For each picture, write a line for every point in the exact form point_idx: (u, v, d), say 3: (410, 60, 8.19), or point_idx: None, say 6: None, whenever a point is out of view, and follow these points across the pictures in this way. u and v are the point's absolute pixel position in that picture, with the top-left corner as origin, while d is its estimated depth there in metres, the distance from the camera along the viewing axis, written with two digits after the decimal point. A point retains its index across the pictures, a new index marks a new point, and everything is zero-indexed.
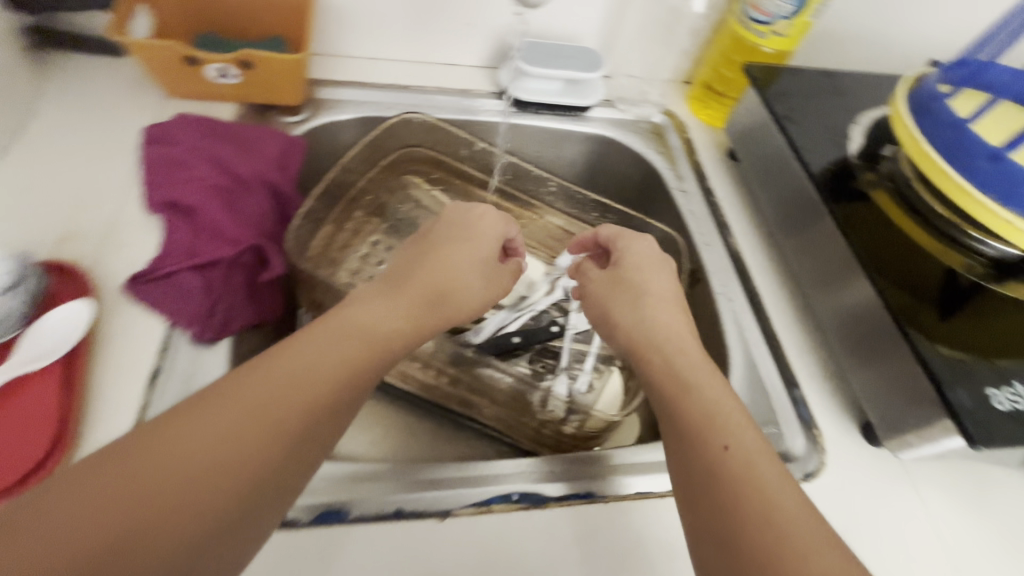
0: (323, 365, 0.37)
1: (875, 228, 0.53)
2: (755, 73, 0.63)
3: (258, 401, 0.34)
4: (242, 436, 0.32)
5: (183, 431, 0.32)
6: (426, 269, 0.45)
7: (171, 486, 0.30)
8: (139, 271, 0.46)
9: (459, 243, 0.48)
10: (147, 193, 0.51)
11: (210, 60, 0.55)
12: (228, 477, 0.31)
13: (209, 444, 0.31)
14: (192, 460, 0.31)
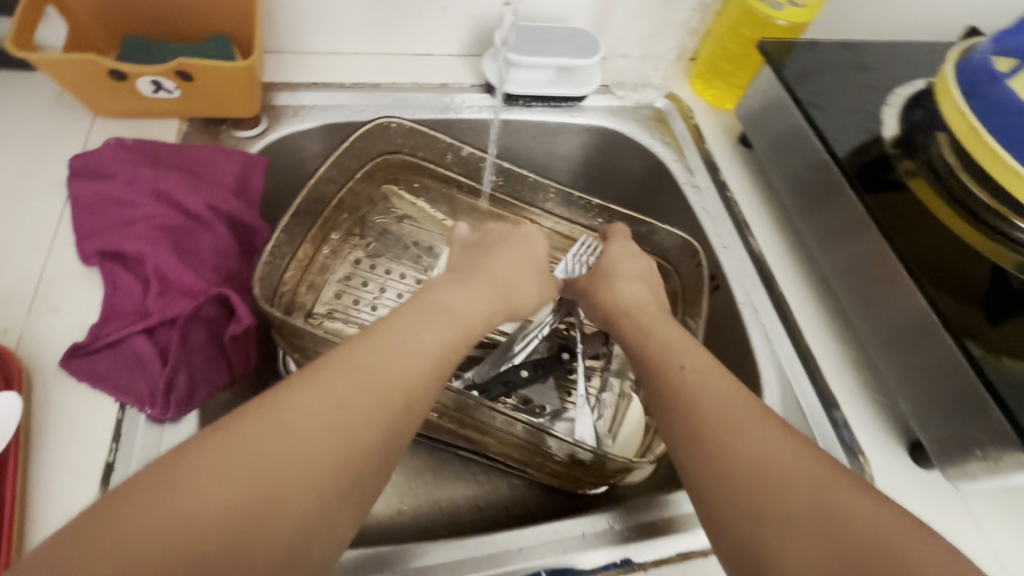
0: (419, 387, 0.34)
1: (918, 223, 0.47)
2: (772, 49, 0.56)
3: (353, 424, 0.31)
4: (307, 449, 0.29)
5: (279, 448, 0.29)
6: (487, 276, 0.43)
7: (260, 517, 0.27)
8: (78, 343, 0.39)
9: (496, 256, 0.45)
10: (81, 241, 0.43)
11: (140, 74, 0.46)
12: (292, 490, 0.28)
13: (306, 460, 0.29)
14: (284, 488, 0.28)
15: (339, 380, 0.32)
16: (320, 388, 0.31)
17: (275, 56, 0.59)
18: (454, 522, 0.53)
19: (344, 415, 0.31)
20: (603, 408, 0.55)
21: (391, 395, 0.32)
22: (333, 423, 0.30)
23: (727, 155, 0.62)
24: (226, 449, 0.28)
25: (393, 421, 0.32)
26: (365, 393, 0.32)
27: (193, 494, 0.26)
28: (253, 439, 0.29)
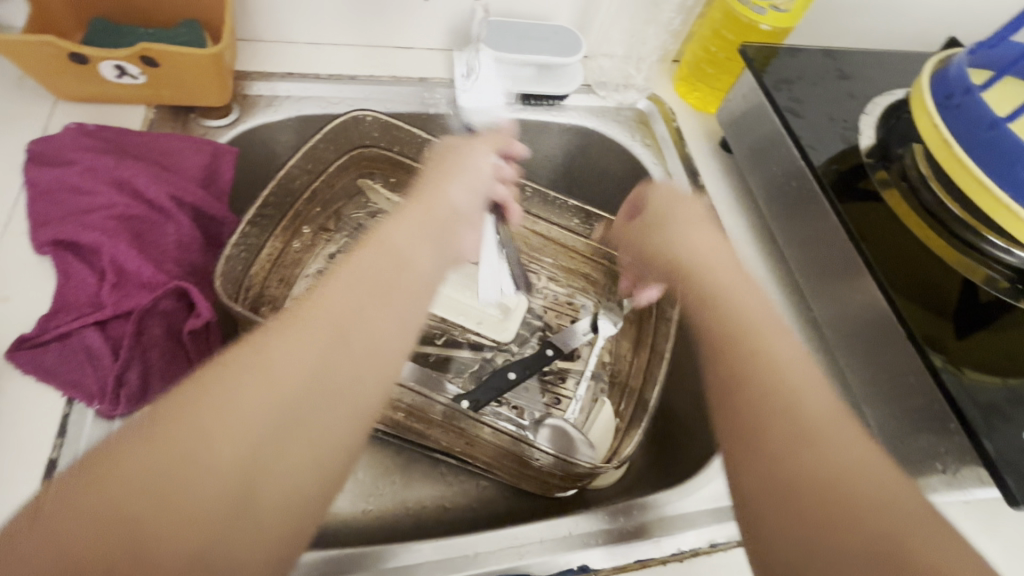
0: (360, 337, 0.28)
1: (890, 235, 0.47)
2: (754, 53, 0.55)
3: (282, 393, 0.25)
4: (208, 437, 0.23)
5: (189, 437, 0.23)
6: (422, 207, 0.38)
7: (156, 529, 0.21)
8: (25, 335, 0.38)
9: (431, 184, 0.41)
10: (35, 229, 0.42)
11: (103, 58, 0.45)
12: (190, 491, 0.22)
13: (211, 452, 0.23)
14: (202, 479, 0.23)
15: (259, 353, 0.26)
16: (238, 362, 0.26)
17: (250, 44, 0.58)
18: (421, 525, 0.53)
19: (270, 393, 0.25)
20: (574, 411, 0.55)
21: (326, 348, 0.27)
22: (257, 395, 0.25)
23: (707, 159, 0.62)
24: (118, 452, 0.22)
25: (333, 376, 0.27)
26: (293, 355, 0.26)
27: (78, 511, 0.21)
28: (149, 445, 0.22)
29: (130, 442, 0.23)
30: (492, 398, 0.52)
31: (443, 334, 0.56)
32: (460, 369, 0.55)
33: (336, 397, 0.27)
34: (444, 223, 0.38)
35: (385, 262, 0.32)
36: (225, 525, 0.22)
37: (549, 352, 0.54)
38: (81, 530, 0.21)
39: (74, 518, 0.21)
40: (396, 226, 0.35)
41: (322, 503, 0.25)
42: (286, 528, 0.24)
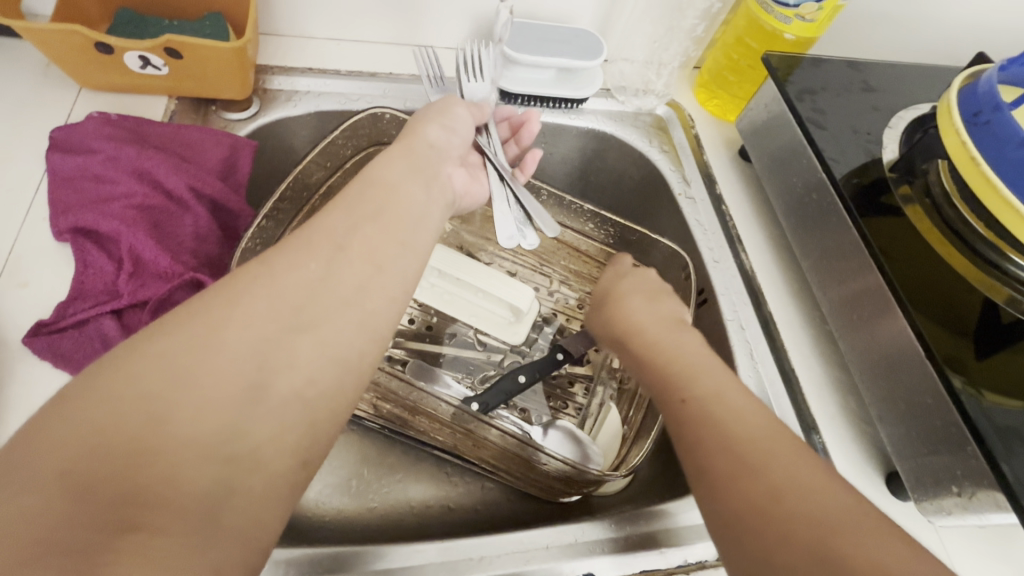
0: (356, 254, 0.33)
1: (911, 252, 0.46)
2: (777, 63, 0.55)
3: (286, 301, 0.30)
4: (219, 341, 0.27)
5: (206, 334, 0.27)
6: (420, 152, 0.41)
7: (169, 407, 0.25)
8: (43, 321, 0.38)
9: (418, 135, 0.43)
10: (55, 216, 0.42)
11: (128, 48, 0.45)
12: (200, 381, 0.26)
13: (219, 352, 0.27)
14: (221, 367, 0.27)
15: (265, 267, 0.31)
16: (248, 278, 0.30)
17: (272, 39, 0.58)
18: (425, 524, 0.53)
19: (273, 307, 0.29)
20: (583, 417, 0.55)
21: (326, 263, 0.32)
22: (268, 302, 0.29)
23: (725, 168, 0.62)
24: (138, 349, 0.26)
25: (334, 288, 0.31)
26: (297, 269, 0.31)
27: (117, 385, 0.25)
28: (169, 341, 0.27)
29: (163, 334, 0.27)
30: (500, 401, 0.52)
31: (452, 332, 0.56)
32: (468, 369, 0.55)
33: (339, 304, 0.31)
34: (428, 158, 0.42)
35: (375, 194, 0.36)
36: (249, 403, 0.27)
37: (559, 356, 0.54)
38: (115, 407, 0.24)
39: (113, 392, 0.25)
40: (385, 164, 0.39)
41: (336, 401, 0.30)
42: (304, 415, 0.28)
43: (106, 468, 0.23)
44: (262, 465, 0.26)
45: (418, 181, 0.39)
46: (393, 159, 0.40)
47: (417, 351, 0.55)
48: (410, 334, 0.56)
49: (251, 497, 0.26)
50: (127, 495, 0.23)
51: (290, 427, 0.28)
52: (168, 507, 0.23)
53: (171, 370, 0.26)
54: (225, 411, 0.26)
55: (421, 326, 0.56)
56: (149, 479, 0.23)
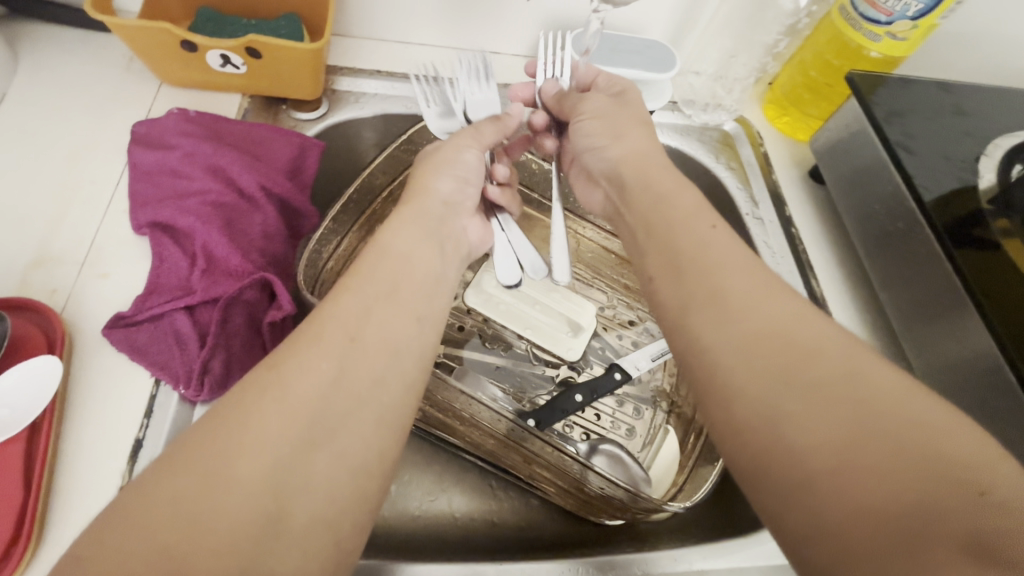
0: (370, 340, 0.32)
1: (1014, 290, 0.42)
2: (862, 81, 0.52)
3: (301, 409, 0.29)
4: (234, 468, 0.26)
5: (220, 461, 0.26)
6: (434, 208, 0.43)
7: (186, 549, 0.24)
8: (119, 315, 0.38)
9: (428, 186, 0.44)
10: (134, 209, 0.43)
11: (212, 46, 0.45)
12: (222, 512, 0.25)
13: (239, 474, 0.26)
14: (237, 500, 0.25)
15: (275, 374, 0.29)
16: (258, 393, 0.29)
17: (341, 40, 0.58)
18: (467, 537, 0.51)
19: (287, 414, 0.28)
20: (634, 439, 0.53)
21: (338, 364, 0.31)
22: (282, 418, 0.28)
23: (794, 188, 0.59)
24: (149, 492, 0.25)
25: (347, 391, 0.30)
26: (309, 373, 0.30)
27: (130, 539, 0.23)
28: (181, 474, 0.26)
29: (174, 473, 0.26)
30: (557, 420, 0.51)
31: (505, 344, 0.55)
32: (520, 382, 0.53)
33: (352, 410, 0.30)
34: (439, 218, 0.43)
35: (387, 271, 0.36)
36: (266, 540, 0.25)
37: (617, 376, 0.52)
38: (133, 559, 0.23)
39: (124, 549, 0.23)
40: (396, 230, 0.39)
41: (355, 473, 0.29)
42: (324, 539, 0.27)
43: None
44: None
45: (428, 249, 0.39)
46: (404, 224, 0.40)
47: (466, 360, 0.54)
48: (463, 342, 0.55)
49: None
50: None
51: (310, 557, 0.26)
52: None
53: (187, 512, 0.25)
54: (242, 554, 0.24)
55: (474, 334, 0.55)
56: None
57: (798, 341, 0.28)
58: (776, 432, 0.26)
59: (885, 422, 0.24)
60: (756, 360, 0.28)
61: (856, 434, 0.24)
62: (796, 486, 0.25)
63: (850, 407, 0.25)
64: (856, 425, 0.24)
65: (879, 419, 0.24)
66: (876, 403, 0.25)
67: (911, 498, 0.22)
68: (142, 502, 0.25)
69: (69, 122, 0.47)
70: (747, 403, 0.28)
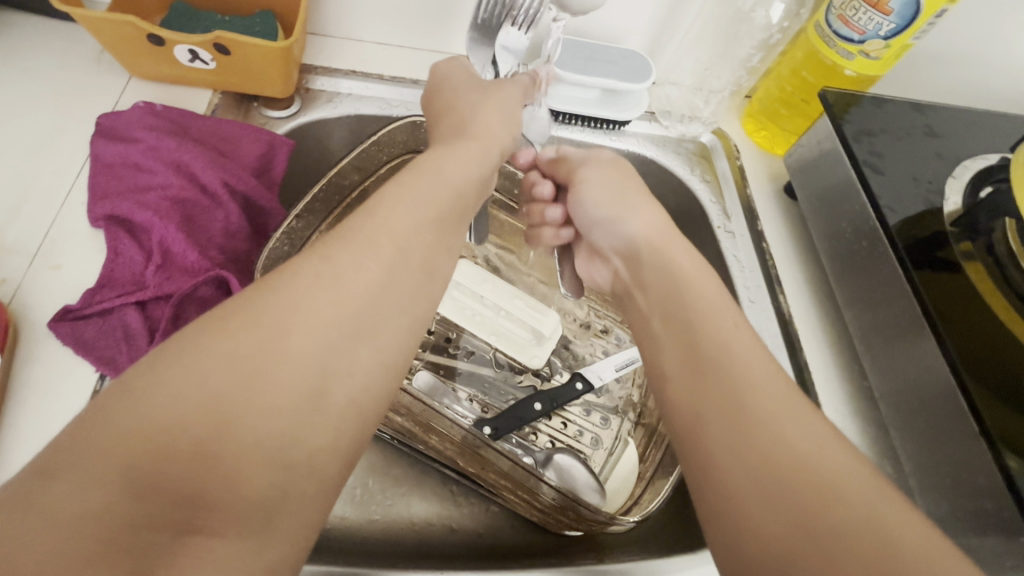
0: (411, 259, 0.30)
1: (970, 312, 0.43)
2: (835, 99, 0.52)
3: (354, 300, 0.27)
4: (286, 344, 0.25)
5: (273, 333, 0.25)
6: (475, 135, 0.41)
7: (232, 412, 0.23)
8: (66, 308, 0.38)
9: (475, 116, 0.43)
10: (92, 202, 0.43)
11: (179, 41, 0.45)
12: (267, 383, 0.24)
13: (292, 347, 0.25)
14: (288, 372, 0.25)
15: (328, 265, 0.28)
16: (308, 276, 0.27)
17: (318, 39, 0.58)
18: (424, 543, 0.50)
19: (338, 301, 0.27)
20: (596, 449, 0.53)
21: (388, 268, 0.29)
22: (331, 304, 0.27)
23: (767, 202, 0.59)
24: (195, 348, 0.24)
25: (393, 296, 0.29)
26: (363, 266, 0.28)
27: (181, 386, 0.23)
28: (231, 337, 0.24)
29: (224, 333, 0.25)
30: (516, 427, 0.50)
31: (470, 348, 0.55)
32: (483, 388, 0.53)
33: (394, 314, 0.29)
34: (487, 149, 0.41)
35: (438, 191, 0.34)
36: (312, 408, 0.25)
37: (579, 385, 0.53)
38: (176, 409, 0.22)
39: (174, 396, 0.22)
40: (443, 154, 0.38)
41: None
42: (354, 426, 0.26)
43: (161, 476, 0.21)
44: (315, 475, 0.25)
45: (475, 178, 0.38)
46: (458, 156, 0.38)
47: (429, 363, 0.53)
48: (428, 345, 0.54)
49: (302, 510, 0.24)
50: (193, 496, 0.21)
51: (342, 439, 0.26)
52: (230, 512, 0.22)
53: (235, 373, 0.24)
54: (287, 420, 0.24)
55: (439, 337, 0.55)
56: (213, 490, 0.22)
57: (798, 461, 0.27)
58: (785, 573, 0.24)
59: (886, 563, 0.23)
60: (760, 485, 0.27)
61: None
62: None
63: (851, 550, 0.23)
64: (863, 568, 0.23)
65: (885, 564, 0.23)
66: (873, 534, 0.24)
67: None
68: (188, 356, 0.24)
69: (33, 113, 0.47)
70: (760, 530, 0.26)
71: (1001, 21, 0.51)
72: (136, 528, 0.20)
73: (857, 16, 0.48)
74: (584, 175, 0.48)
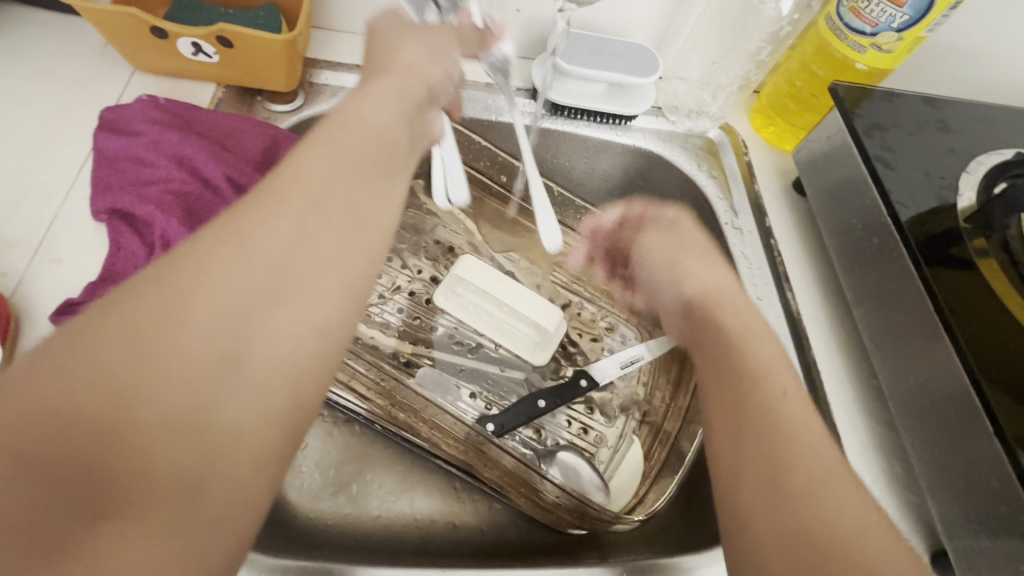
0: (337, 209, 0.27)
1: (983, 310, 0.42)
2: (846, 93, 0.51)
3: (264, 254, 0.24)
4: (189, 313, 0.22)
5: (167, 301, 0.22)
6: (398, 72, 0.37)
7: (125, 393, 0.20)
8: (66, 300, 0.38)
9: (395, 54, 0.38)
10: (95, 195, 0.42)
11: (182, 34, 0.45)
12: (166, 355, 0.21)
13: (192, 313, 0.22)
14: (190, 340, 0.22)
15: (232, 223, 0.25)
16: (214, 237, 0.24)
17: (323, 33, 0.58)
18: (426, 540, 0.49)
19: (240, 257, 0.24)
20: (602, 448, 0.52)
21: (299, 221, 0.26)
22: (236, 265, 0.24)
23: (776, 198, 0.58)
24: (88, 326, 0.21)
25: (310, 252, 0.25)
26: (274, 217, 0.25)
27: (71, 369, 0.20)
28: (121, 312, 0.21)
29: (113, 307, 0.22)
30: (519, 425, 0.50)
31: (474, 345, 0.54)
32: (486, 384, 0.53)
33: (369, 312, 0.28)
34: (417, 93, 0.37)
35: None
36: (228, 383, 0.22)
37: (583, 382, 0.52)
38: (62, 398, 0.19)
39: (64, 379, 0.20)
40: (367, 101, 0.33)
41: None
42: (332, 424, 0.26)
43: (65, 465, 0.19)
44: (245, 440, 0.22)
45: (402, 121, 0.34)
46: (373, 98, 0.34)
47: (432, 359, 0.53)
48: (432, 341, 0.54)
49: (243, 494, 0.22)
50: (99, 483, 0.19)
51: (272, 408, 0.23)
52: (147, 489, 0.20)
53: (129, 350, 0.21)
54: (192, 389, 0.21)
55: (442, 333, 0.55)
56: (122, 471, 0.20)
57: (769, 416, 0.29)
58: (735, 517, 0.27)
59: (826, 535, 0.24)
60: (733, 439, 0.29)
61: (808, 549, 0.24)
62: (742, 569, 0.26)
63: None
64: (805, 540, 0.24)
65: (825, 543, 0.24)
66: (817, 505, 0.25)
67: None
68: (77, 340, 0.21)
69: (37, 105, 0.47)
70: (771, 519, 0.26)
71: (1017, 15, 0.50)
72: (48, 516, 0.18)
73: (870, 7, 0.47)
74: (651, 256, 0.44)
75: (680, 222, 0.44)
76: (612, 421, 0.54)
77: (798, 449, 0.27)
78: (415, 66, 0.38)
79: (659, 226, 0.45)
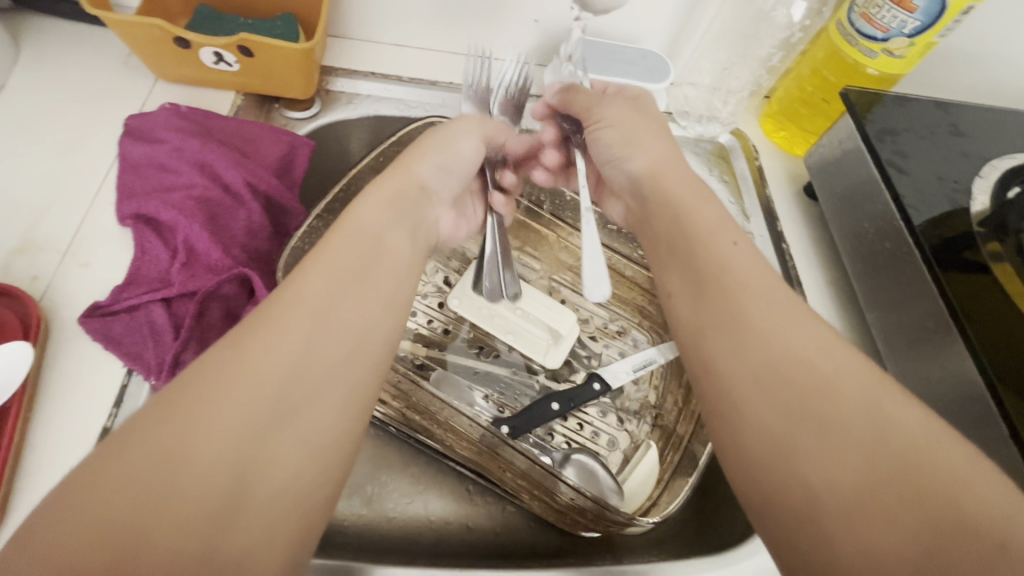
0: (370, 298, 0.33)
1: (999, 315, 0.42)
2: (857, 97, 0.51)
3: (301, 351, 0.29)
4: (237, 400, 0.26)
5: (221, 387, 0.26)
6: (434, 166, 0.43)
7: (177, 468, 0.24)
8: (94, 305, 0.39)
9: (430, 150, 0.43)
10: (120, 201, 0.43)
11: (204, 44, 0.46)
12: (215, 438, 0.25)
13: (239, 400, 0.26)
14: (236, 427, 0.26)
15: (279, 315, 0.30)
16: (262, 333, 0.29)
17: (339, 41, 0.59)
18: (440, 542, 0.50)
19: (288, 351, 0.29)
20: (614, 451, 0.53)
21: (332, 317, 0.31)
22: (283, 353, 0.28)
23: (787, 203, 0.58)
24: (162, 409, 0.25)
25: (338, 347, 0.31)
26: (309, 316, 0.30)
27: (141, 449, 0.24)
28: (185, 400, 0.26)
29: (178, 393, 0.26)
30: (534, 427, 0.50)
31: (487, 348, 0.55)
32: (499, 387, 0.53)
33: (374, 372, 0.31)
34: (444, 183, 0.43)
35: None
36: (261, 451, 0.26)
37: (596, 386, 0.53)
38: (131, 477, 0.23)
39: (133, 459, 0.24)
40: (398, 189, 0.40)
41: None
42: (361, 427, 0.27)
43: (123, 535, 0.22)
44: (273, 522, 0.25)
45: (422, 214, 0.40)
46: (376, 199, 0.38)
47: (446, 362, 0.54)
48: (446, 344, 0.55)
49: (266, 553, 0.25)
50: (148, 552, 0.22)
51: (295, 480, 0.26)
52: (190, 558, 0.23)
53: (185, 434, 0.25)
54: (234, 469, 0.25)
55: (455, 336, 0.55)
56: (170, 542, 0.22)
57: (804, 365, 0.29)
58: (788, 463, 0.27)
59: (890, 462, 0.25)
60: (768, 389, 0.29)
61: (876, 478, 0.25)
62: (805, 518, 0.25)
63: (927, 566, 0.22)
64: (868, 470, 0.25)
65: (889, 470, 0.25)
66: (878, 436, 0.26)
67: (924, 552, 0.23)
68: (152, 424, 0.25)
69: (63, 115, 0.48)
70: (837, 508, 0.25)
71: None
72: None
73: (881, 14, 0.47)
74: (607, 114, 0.44)
75: (641, 96, 0.47)
76: (625, 424, 0.54)
77: (844, 391, 0.28)
78: (451, 160, 0.44)
79: (626, 98, 0.46)
